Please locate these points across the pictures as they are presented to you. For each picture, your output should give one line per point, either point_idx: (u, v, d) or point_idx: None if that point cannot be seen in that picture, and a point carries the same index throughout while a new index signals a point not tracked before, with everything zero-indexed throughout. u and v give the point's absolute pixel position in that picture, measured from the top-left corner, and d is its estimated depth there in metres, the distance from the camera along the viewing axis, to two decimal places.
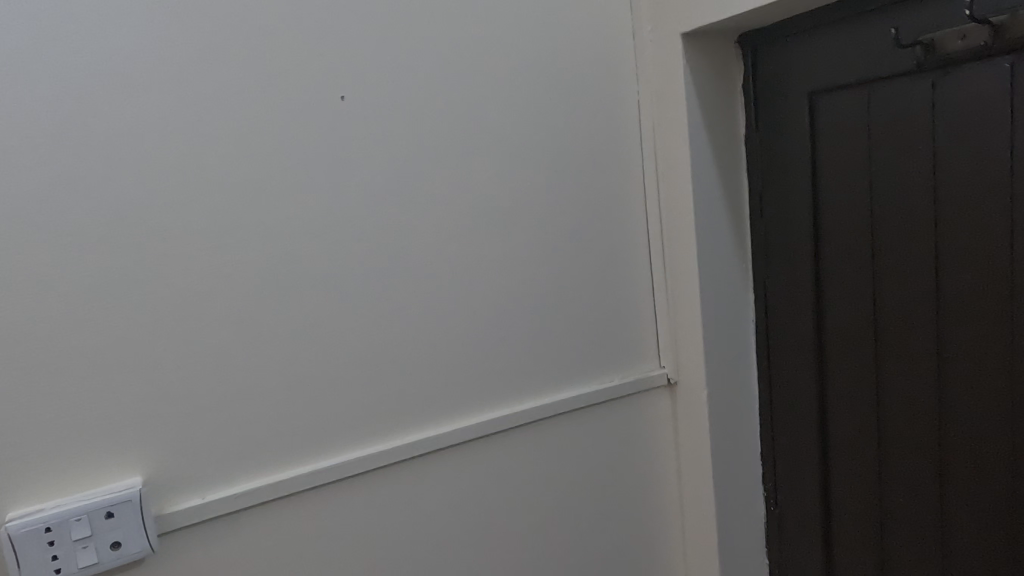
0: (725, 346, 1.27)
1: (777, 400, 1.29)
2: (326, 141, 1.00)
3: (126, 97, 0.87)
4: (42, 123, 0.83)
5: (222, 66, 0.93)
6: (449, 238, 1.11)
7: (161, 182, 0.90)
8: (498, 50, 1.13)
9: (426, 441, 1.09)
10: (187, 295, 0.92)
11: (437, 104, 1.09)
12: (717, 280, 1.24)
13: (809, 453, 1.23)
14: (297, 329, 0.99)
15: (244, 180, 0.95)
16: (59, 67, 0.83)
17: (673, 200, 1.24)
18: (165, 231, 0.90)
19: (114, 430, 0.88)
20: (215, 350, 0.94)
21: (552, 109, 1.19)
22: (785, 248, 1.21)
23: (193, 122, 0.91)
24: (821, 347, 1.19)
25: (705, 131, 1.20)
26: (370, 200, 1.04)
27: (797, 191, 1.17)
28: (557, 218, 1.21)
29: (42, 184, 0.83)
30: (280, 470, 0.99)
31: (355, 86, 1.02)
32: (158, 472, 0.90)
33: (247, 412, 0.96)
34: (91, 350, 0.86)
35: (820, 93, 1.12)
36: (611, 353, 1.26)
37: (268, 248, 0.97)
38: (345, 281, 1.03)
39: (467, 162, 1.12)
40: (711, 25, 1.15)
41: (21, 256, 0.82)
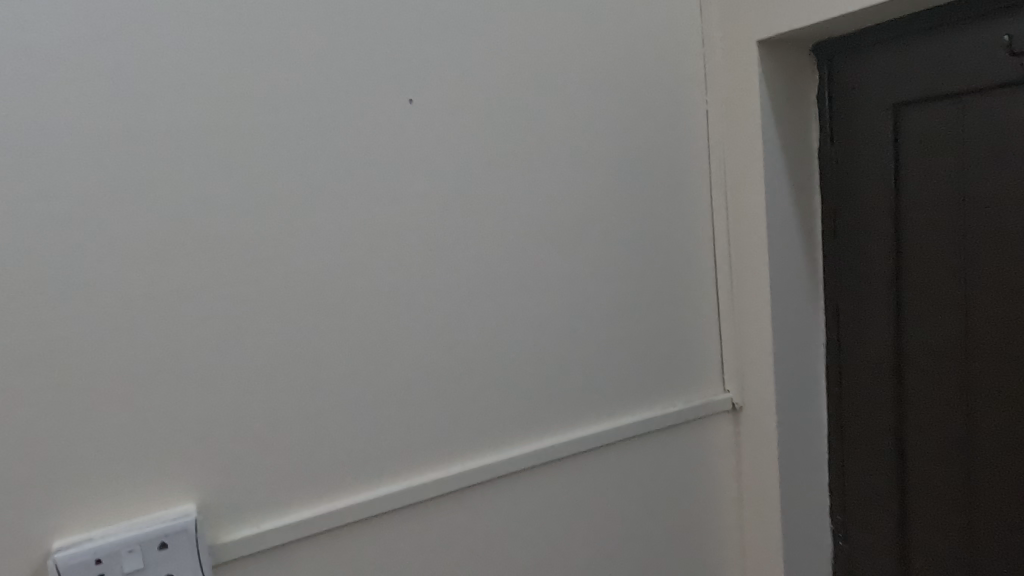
0: (795, 369, 1.20)
1: (847, 431, 1.22)
2: (394, 145, 0.95)
3: (189, 97, 0.82)
4: (106, 118, 0.78)
5: (290, 64, 0.88)
6: (514, 251, 1.06)
7: (226, 185, 0.85)
8: (567, 53, 1.08)
9: (487, 465, 1.02)
10: (247, 308, 0.86)
11: (505, 109, 1.04)
12: (788, 299, 1.18)
13: (886, 484, 1.16)
14: (359, 343, 0.94)
15: (308, 186, 0.90)
16: (121, 62, 0.78)
17: (742, 216, 1.18)
18: (228, 237, 0.85)
19: (168, 451, 0.82)
20: (274, 366, 0.88)
21: (623, 115, 1.13)
22: (861, 270, 1.15)
23: (260, 123, 0.86)
24: (899, 376, 1.12)
25: (779, 143, 1.15)
26: (435, 210, 0.99)
27: (877, 206, 1.11)
28: (626, 230, 1.15)
29: (102, 184, 0.78)
30: (338, 498, 0.92)
31: (423, 88, 0.97)
32: (211, 500, 0.84)
33: (305, 434, 0.90)
34: (146, 365, 0.81)
35: (908, 104, 1.06)
36: (674, 377, 1.20)
37: (332, 256, 0.92)
38: (408, 295, 0.97)
39: (535, 170, 1.07)
40: (790, 32, 1.10)
41: (79, 261, 0.77)
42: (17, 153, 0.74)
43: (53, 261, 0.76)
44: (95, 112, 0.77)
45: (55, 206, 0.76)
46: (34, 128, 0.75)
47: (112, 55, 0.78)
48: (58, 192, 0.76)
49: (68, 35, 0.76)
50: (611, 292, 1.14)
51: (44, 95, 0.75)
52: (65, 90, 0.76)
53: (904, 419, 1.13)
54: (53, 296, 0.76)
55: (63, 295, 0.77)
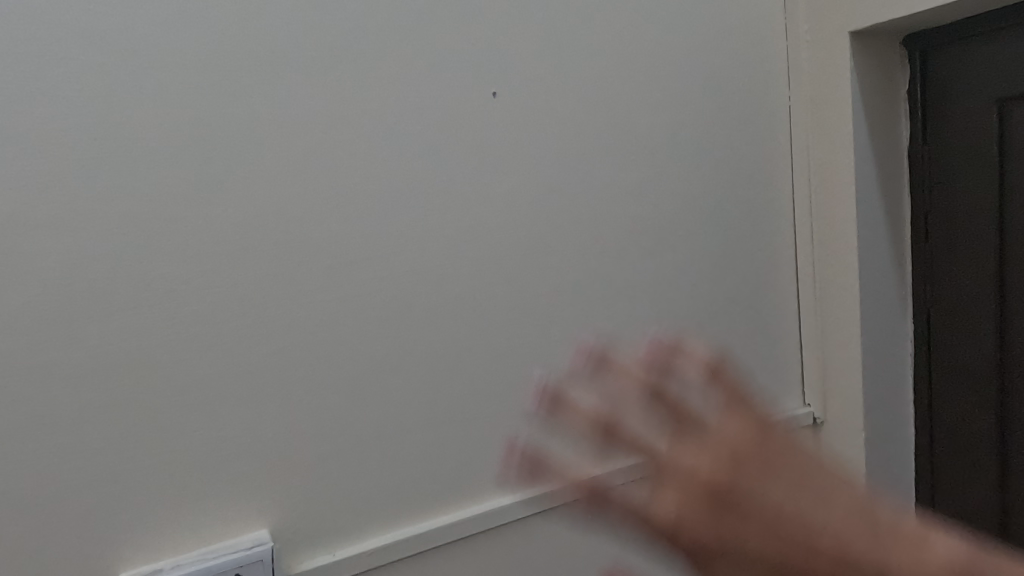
0: (881, 384, 1.13)
1: (941, 452, 1.14)
2: (476, 143, 0.89)
3: (267, 88, 0.76)
4: (177, 111, 0.72)
5: (371, 55, 0.82)
6: (597, 257, 0.98)
7: (303, 186, 0.78)
8: (653, 46, 1.01)
9: (567, 488, 0.95)
10: (324, 318, 0.80)
11: (590, 104, 0.97)
12: (876, 309, 1.11)
13: (983, 510, 1.08)
14: (438, 357, 0.87)
15: (388, 186, 0.83)
16: (199, 50, 0.73)
17: (829, 220, 1.11)
18: (304, 242, 0.79)
19: (240, 474, 0.76)
20: (351, 380, 0.82)
21: (707, 112, 1.06)
22: (959, 280, 1.08)
23: (338, 119, 0.80)
24: (1001, 391, 1.04)
25: (870, 143, 1.07)
26: (517, 212, 0.92)
27: (977, 210, 1.04)
28: (708, 235, 1.07)
29: (173, 183, 0.72)
30: (415, 522, 0.86)
31: (507, 81, 0.90)
32: (287, 525, 0.78)
33: (382, 453, 0.84)
34: (220, 379, 0.75)
35: (1013, 100, 0.98)
36: (755, 391, 1.12)
37: (412, 263, 0.85)
38: (489, 302, 0.90)
39: (619, 170, 1.00)
40: (886, 24, 1.03)
41: (148, 267, 0.71)
42: (91, 146, 0.68)
43: (122, 267, 0.70)
44: (166, 105, 0.71)
45: (124, 207, 0.70)
46: (104, 121, 0.69)
47: (188, 40, 0.72)
48: (128, 191, 0.70)
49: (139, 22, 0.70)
50: (692, 301, 1.07)
51: (120, 84, 0.69)
52: (141, 78, 0.70)
53: (1006, 445, 1.04)
54: (121, 305, 0.70)
55: (132, 304, 0.70)
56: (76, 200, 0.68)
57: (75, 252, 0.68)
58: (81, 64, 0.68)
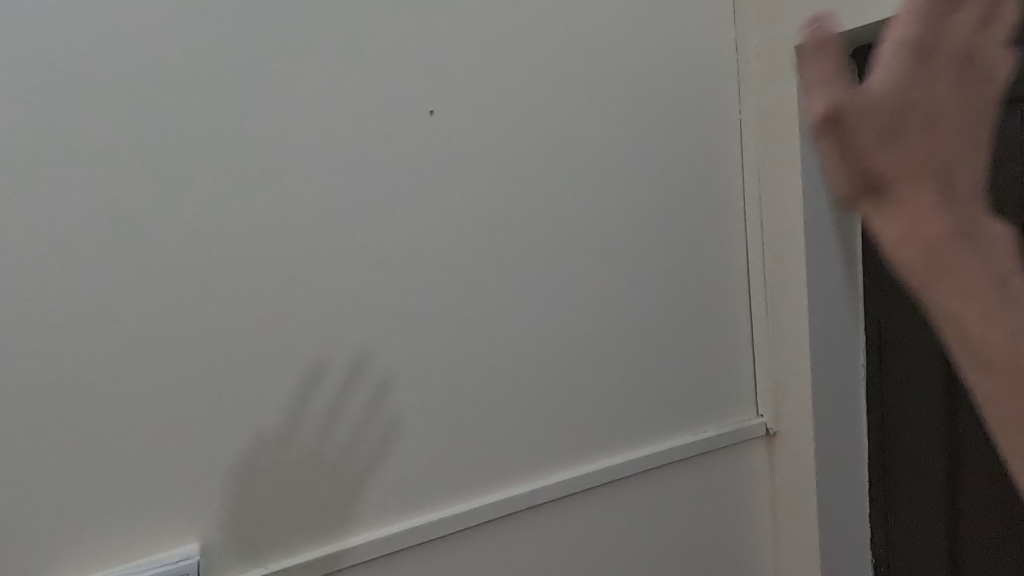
0: (833, 395, 1.13)
1: (891, 461, 1.15)
2: (414, 160, 0.89)
3: (197, 107, 0.77)
4: (106, 133, 0.72)
5: (306, 75, 0.82)
6: (542, 271, 0.99)
7: (236, 204, 0.79)
8: (598, 62, 1.02)
9: (509, 500, 0.96)
10: (258, 335, 0.81)
11: (532, 120, 0.97)
12: (827, 320, 1.11)
13: (934, 520, 1.09)
14: (377, 372, 0.88)
15: (323, 203, 0.84)
16: (128, 69, 0.73)
17: (780, 233, 1.11)
18: (237, 260, 0.79)
19: (170, 490, 0.76)
20: (285, 396, 0.82)
21: (655, 127, 1.07)
22: (907, 293, 1.08)
23: (272, 138, 0.81)
24: (950, 402, 1.05)
25: (819, 157, 1.08)
26: (457, 228, 0.93)
27: None
28: (657, 248, 1.08)
29: (101, 204, 0.72)
30: (350, 536, 0.87)
31: (445, 99, 0.91)
32: (218, 540, 0.79)
33: (316, 467, 0.85)
34: (150, 397, 0.75)
35: None
36: (706, 402, 1.13)
37: (348, 279, 0.86)
38: (428, 317, 0.91)
39: (563, 185, 1.00)
40: (832, 38, 1.03)
41: (76, 287, 0.72)
42: (17, 167, 0.69)
43: (48, 288, 0.70)
44: (96, 127, 0.72)
45: (50, 228, 0.70)
46: (29, 144, 0.69)
47: (116, 60, 0.72)
48: (55, 212, 0.71)
49: (68, 45, 0.70)
50: (641, 314, 1.07)
51: (46, 106, 0.70)
52: (69, 98, 0.71)
53: (956, 453, 1.06)
54: (48, 326, 0.71)
55: (59, 325, 0.71)
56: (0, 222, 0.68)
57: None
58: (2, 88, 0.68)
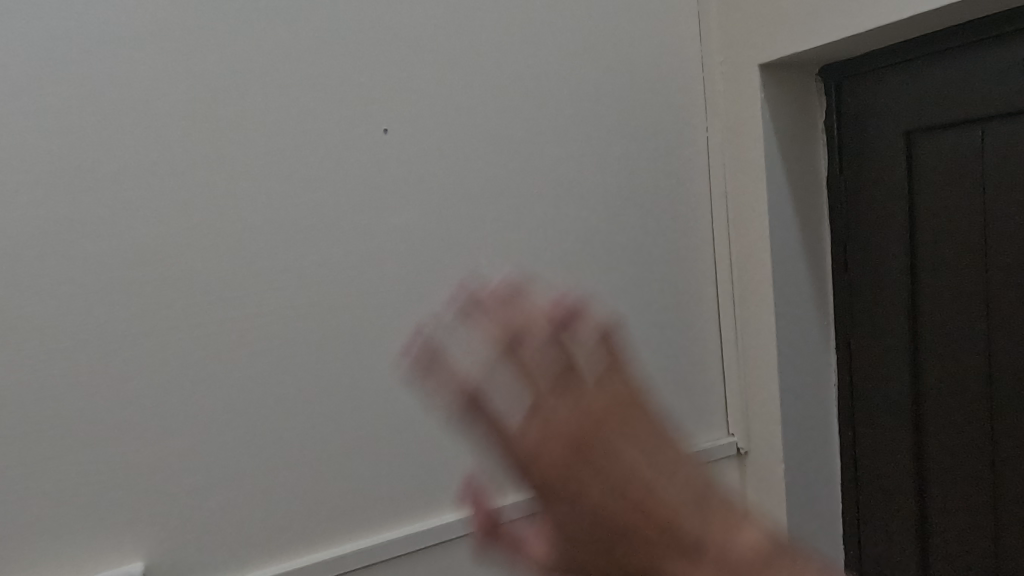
0: (803, 410, 1.12)
1: (864, 480, 1.13)
2: (367, 179, 0.90)
3: (148, 124, 0.78)
4: (67, 143, 0.74)
5: (256, 93, 0.83)
6: (503, 288, 0.99)
7: (184, 220, 0.80)
8: (557, 80, 1.02)
9: (468, 519, 0.95)
10: (204, 351, 0.81)
11: (489, 138, 0.98)
12: (796, 335, 1.11)
13: (906, 536, 1.06)
14: (330, 389, 0.88)
15: (273, 221, 0.84)
16: (71, 92, 0.74)
17: (747, 250, 1.11)
18: (186, 276, 0.80)
19: (114, 506, 0.76)
20: (232, 412, 0.82)
21: (618, 143, 1.07)
22: (874, 313, 1.07)
23: (223, 156, 0.81)
24: (919, 417, 1.03)
25: (783, 171, 1.08)
26: (412, 245, 0.93)
27: (890, 236, 1.04)
28: (623, 264, 1.07)
29: (51, 211, 0.73)
30: (304, 555, 0.86)
31: (400, 117, 0.92)
32: (165, 557, 0.79)
33: (265, 485, 0.84)
34: (91, 412, 0.75)
35: (918, 130, 0.99)
36: (675, 417, 1.12)
37: (300, 297, 0.86)
38: (382, 334, 0.91)
39: (525, 201, 1.00)
40: (794, 56, 1.04)
41: (31, 298, 0.73)
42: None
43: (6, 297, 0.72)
44: (58, 137, 0.74)
45: (11, 237, 0.72)
46: None
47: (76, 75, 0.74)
48: (18, 220, 0.72)
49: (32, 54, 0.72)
50: None
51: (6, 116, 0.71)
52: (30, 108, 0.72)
53: (924, 472, 1.03)
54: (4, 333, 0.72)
55: (12, 331, 0.72)
56: None
57: None
58: None
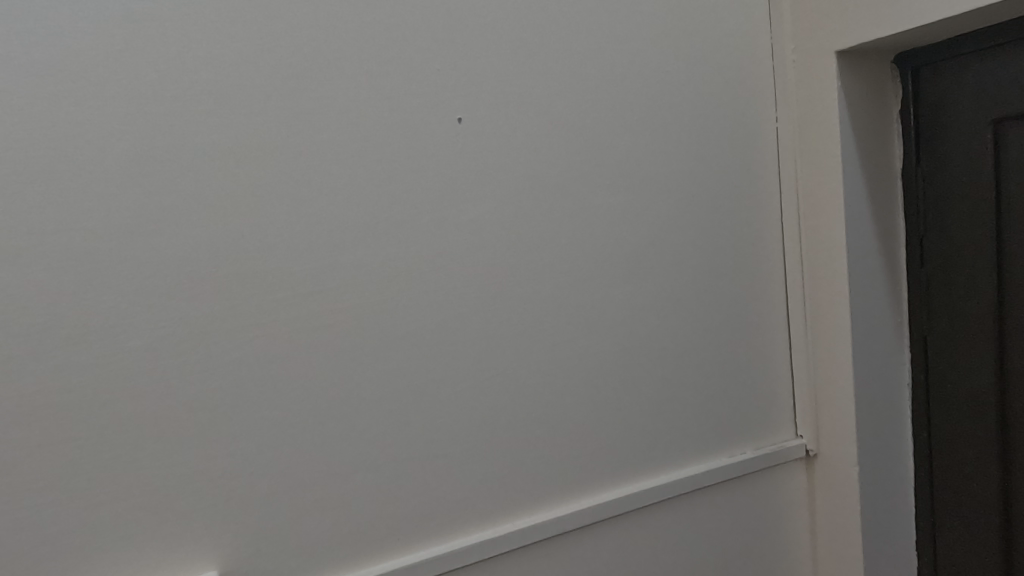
0: (877, 412, 1.08)
1: (940, 481, 1.09)
2: (441, 170, 0.86)
3: (224, 110, 0.74)
4: (144, 128, 0.71)
5: (330, 80, 0.80)
6: (575, 284, 0.96)
7: (260, 212, 0.76)
8: (630, 68, 0.98)
9: (541, 524, 0.91)
10: (278, 349, 0.78)
11: (562, 128, 0.94)
12: (871, 333, 1.07)
13: (988, 543, 1.02)
14: (403, 390, 0.85)
15: (347, 214, 0.81)
16: (140, 79, 0.70)
17: (819, 247, 1.07)
18: (261, 270, 0.77)
19: (188, 510, 0.73)
20: (307, 414, 0.79)
21: (689, 134, 1.03)
22: (953, 308, 1.04)
23: (298, 145, 0.78)
24: (1004, 418, 0.98)
25: (859, 163, 1.04)
26: (486, 239, 0.90)
27: (974, 229, 1.00)
28: (693, 259, 1.04)
29: (127, 200, 0.70)
30: (377, 561, 0.83)
31: (473, 106, 0.88)
32: (240, 563, 0.76)
33: (339, 488, 0.81)
34: (166, 412, 0.72)
35: (1006, 119, 0.95)
36: (742, 419, 1.08)
37: (375, 292, 0.83)
38: (453, 331, 0.88)
39: (598, 195, 0.97)
40: (872, 44, 1.00)
41: (107, 292, 0.70)
42: (15, 178, 0.66)
43: (83, 290, 0.69)
44: (135, 123, 0.70)
45: (88, 227, 0.69)
46: (60, 135, 0.67)
47: (154, 55, 0.71)
48: (95, 209, 0.69)
49: (108, 33, 0.69)
50: (675, 330, 1.03)
51: (81, 99, 0.68)
52: (108, 90, 0.69)
53: (1009, 475, 0.99)
54: (82, 329, 0.69)
55: (89, 326, 0.69)
56: (39, 218, 0.67)
57: (36, 276, 0.67)
58: (52, 80, 0.67)
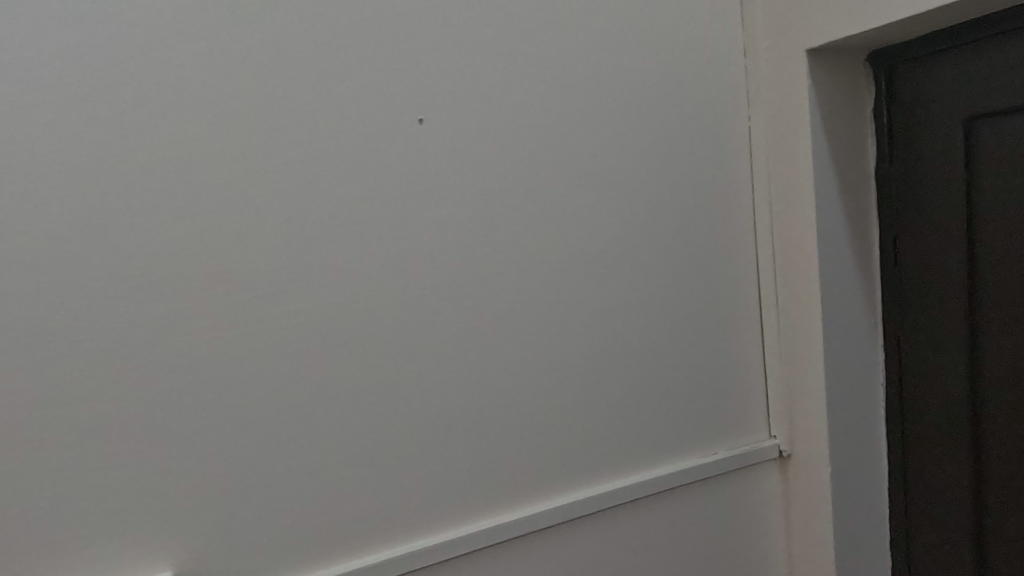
0: (850, 412, 1.08)
1: (914, 481, 1.08)
2: (402, 170, 0.86)
3: (177, 111, 0.74)
4: (94, 129, 0.70)
5: (286, 80, 0.79)
6: (541, 284, 0.95)
7: (214, 213, 0.76)
8: (597, 67, 0.98)
9: (505, 524, 0.91)
10: (235, 351, 0.77)
11: (526, 128, 0.94)
12: (844, 333, 1.06)
13: (961, 543, 1.01)
14: (364, 391, 0.84)
15: (306, 215, 0.81)
16: (91, 81, 0.70)
17: (792, 246, 1.07)
18: (217, 272, 0.76)
19: (142, 512, 0.73)
20: (266, 415, 0.79)
21: (658, 133, 1.02)
22: (927, 308, 1.03)
23: (254, 146, 0.78)
24: (976, 417, 0.98)
25: (831, 162, 1.03)
26: (449, 239, 0.89)
27: (946, 228, 0.99)
28: (663, 259, 1.03)
29: (77, 202, 0.70)
30: (337, 562, 0.83)
31: (435, 106, 0.88)
32: (196, 564, 0.76)
33: (300, 489, 0.81)
34: (119, 414, 0.72)
35: (978, 118, 0.94)
36: (713, 419, 1.08)
37: (334, 293, 0.83)
38: (416, 332, 0.87)
39: (564, 195, 0.96)
40: (844, 41, 0.99)
41: (58, 294, 0.69)
42: None
43: (34, 291, 0.68)
44: (86, 123, 0.70)
45: (38, 228, 0.69)
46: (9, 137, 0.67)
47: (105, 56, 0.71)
48: (45, 210, 0.69)
49: (58, 34, 0.69)
50: (644, 330, 1.02)
51: (29, 101, 0.68)
52: (58, 91, 0.69)
53: (982, 475, 0.98)
54: (32, 331, 0.69)
55: (40, 328, 0.69)
56: None
57: None
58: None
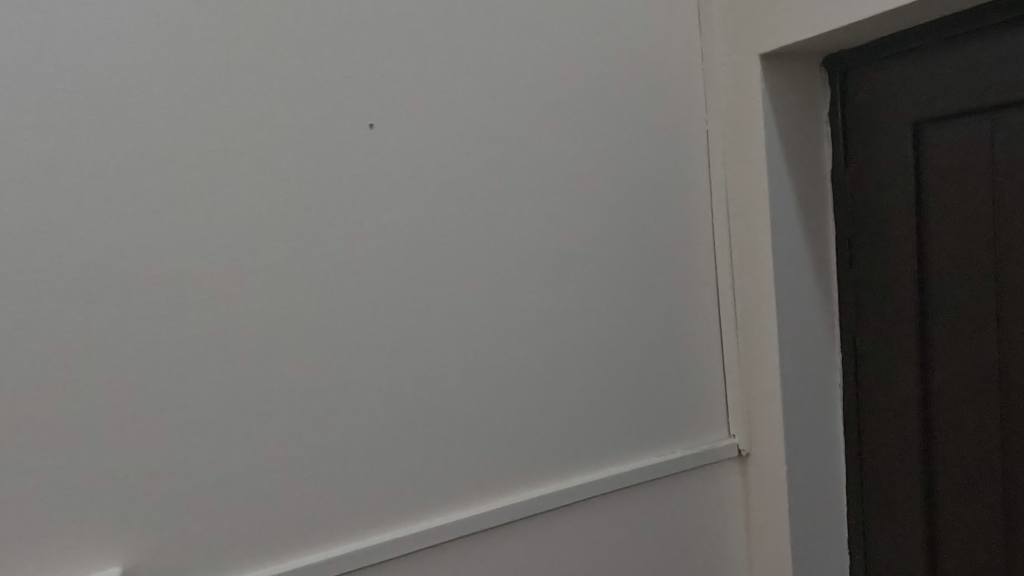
0: (807, 411, 1.09)
1: (869, 479, 1.09)
2: (353, 175, 0.87)
3: (125, 118, 0.75)
4: (41, 137, 0.72)
5: (235, 87, 0.80)
6: (495, 286, 0.96)
7: (163, 218, 0.77)
8: (551, 73, 0.99)
9: (458, 522, 0.93)
10: (184, 353, 0.79)
11: (479, 133, 0.95)
12: (800, 333, 1.07)
13: (913, 540, 1.02)
14: (315, 392, 0.86)
15: (256, 219, 0.82)
16: (38, 90, 0.72)
17: (748, 248, 1.08)
18: (166, 275, 0.78)
19: (92, 509, 0.75)
20: (215, 416, 0.81)
21: (613, 137, 1.04)
22: (880, 309, 1.04)
23: (202, 151, 0.79)
24: (927, 415, 0.99)
25: (785, 165, 1.05)
26: (401, 242, 0.91)
27: (897, 230, 1.00)
28: (619, 261, 1.05)
29: (25, 207, 0.72)
30: (288, 559, 0.84)
31: (386, 112, 0.89)
32: (146, 560, 0.78)
33: (252, 487, 0.83)
34: (68, 415, 0.74)
35: (927, 121, 0.95)
36: (671, 418, 1.09)
37: (285, 296, 0.84)
38: (368, 334, 0.89)
39: (518, 198, 0.98)
40: (795, 47, 1.00)
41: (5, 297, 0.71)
42: None
43: None
44: (32, 131, 0.72)
45: None
46: None
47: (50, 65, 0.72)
48: None
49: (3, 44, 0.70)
50: (601, 331, 1.04)
51: None
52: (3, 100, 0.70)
53: (933, 473, 0.99)
54: None
55: None
56: None
57: None
58: None
